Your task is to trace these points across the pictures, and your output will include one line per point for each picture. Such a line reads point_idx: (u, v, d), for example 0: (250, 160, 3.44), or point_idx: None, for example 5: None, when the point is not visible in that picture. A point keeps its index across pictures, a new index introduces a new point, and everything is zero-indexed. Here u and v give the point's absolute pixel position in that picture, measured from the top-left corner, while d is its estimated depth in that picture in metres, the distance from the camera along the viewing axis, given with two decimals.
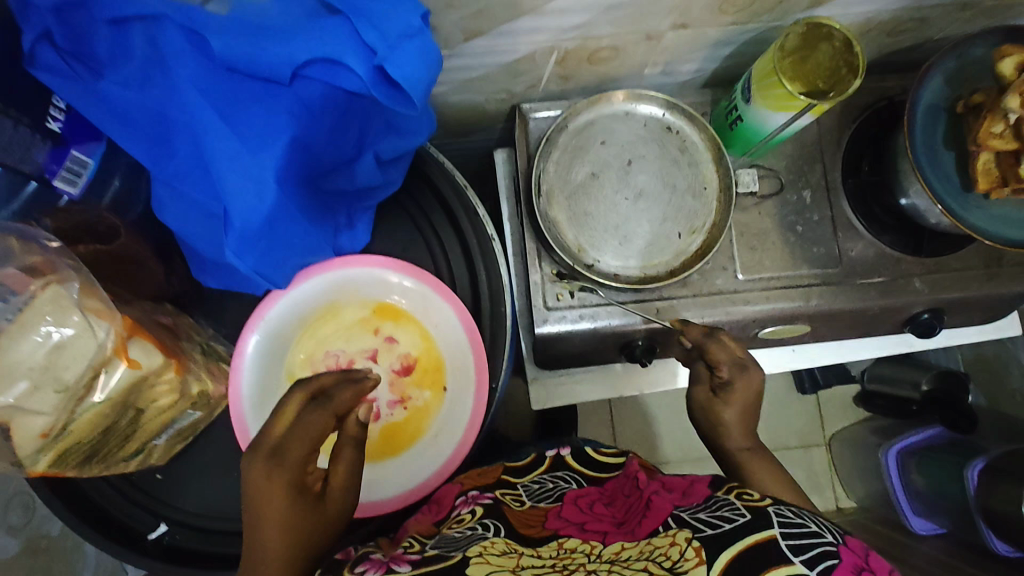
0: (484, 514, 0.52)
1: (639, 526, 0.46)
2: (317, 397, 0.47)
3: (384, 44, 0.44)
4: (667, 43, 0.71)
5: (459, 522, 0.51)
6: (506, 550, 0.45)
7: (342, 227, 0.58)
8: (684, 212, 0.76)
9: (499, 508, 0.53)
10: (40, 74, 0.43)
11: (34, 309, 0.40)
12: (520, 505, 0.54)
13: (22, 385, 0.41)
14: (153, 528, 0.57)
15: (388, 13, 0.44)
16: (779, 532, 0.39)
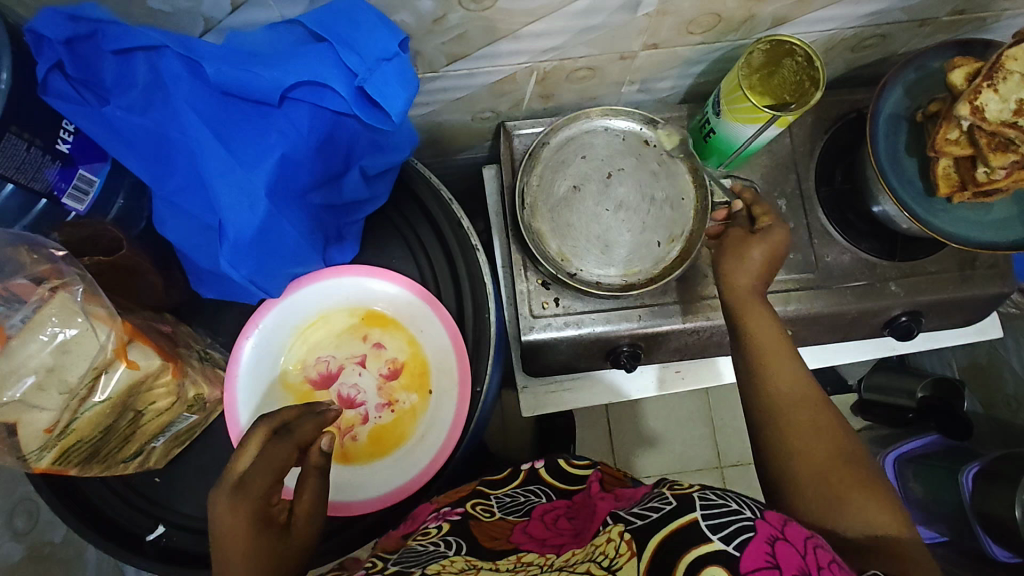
0: (450, 529, 0.53)
1: (586, 530, 0.50)
2: (279, 431, 0.50)
3: (364, 67, 0.48)
4: (640, 62, 0.75)
5: (424, 536, 0.53)
6: (464, 567, 0.47)
7: (332, 240, 0.61)
8: (663, 221, 0.79)
9: (467, 523, 0.55)
10: (52, 100, 0.47)
11: (41, 312, 0.44)
12: (489, 517, 0.56)
13: (28, 382, 0.44)
14: (151, 529, 0.59)
15: (365, 38, 0.48)
16: (700, 514, 0.42)
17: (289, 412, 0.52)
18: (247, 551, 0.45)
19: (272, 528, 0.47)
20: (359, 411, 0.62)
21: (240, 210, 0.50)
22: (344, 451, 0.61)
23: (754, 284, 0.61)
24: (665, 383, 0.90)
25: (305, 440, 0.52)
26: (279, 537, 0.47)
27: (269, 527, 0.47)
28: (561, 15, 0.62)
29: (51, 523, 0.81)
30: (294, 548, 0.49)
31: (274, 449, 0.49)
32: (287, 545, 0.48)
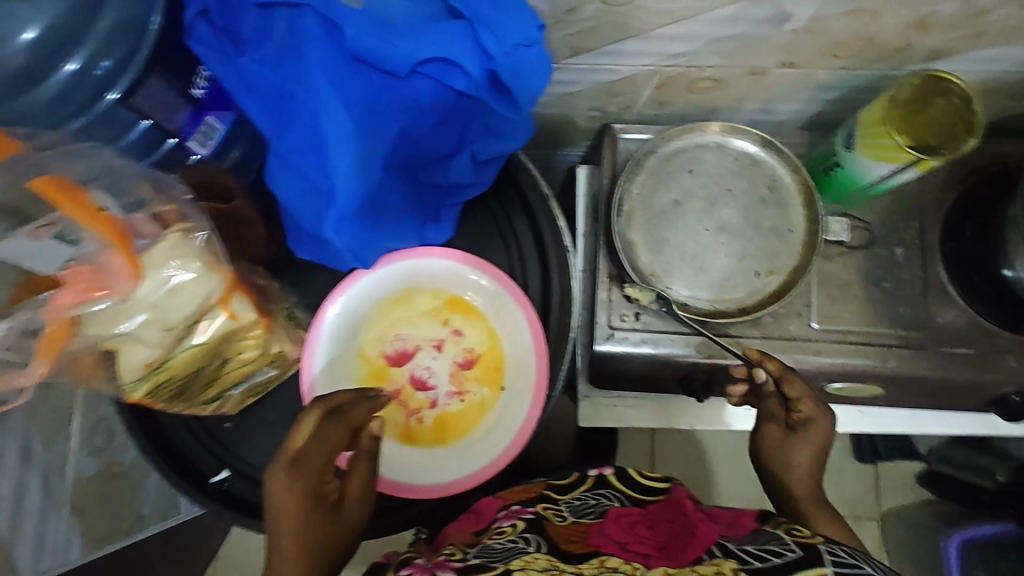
0: (525, 528, 0.54)
1: (683, 554, 0.46)
2: (334, 412, 0.51)
3: (501, 51, 0.47)
4: (770, 80, 0.71)
5: (500, 534, 0.54)
6: (547, 566, 0.46)
7: (429, 219, 0.61)
8: (765, 251, 0.74)
9: (541, 523, 0.55)
10: (195, 46, 0.48)
11: (159, 254, 0.44)
12: (562, 520, 0.55)
13: (139, 319, 0.44)
14: (216, 472, 0.61)
15: (507, 21, 0.47)
16: (831, 570, 0.39)
17: (343, 395, 0.52)
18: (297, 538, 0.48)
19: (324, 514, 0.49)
20: (429, 395, 0.61)
21: (355, 178, 0.50)
22: (408, 431, 0.60)
23: (811, 491, 0.61)
24: (731, 418, 0.85)
25: (358, 423, 0.52)
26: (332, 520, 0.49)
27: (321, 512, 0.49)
28: (701, 20, 0.59)
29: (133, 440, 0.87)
30: (343, 529, 0.51)
31: (324, 430, 0.50)
32: (338, 525, 0.50)
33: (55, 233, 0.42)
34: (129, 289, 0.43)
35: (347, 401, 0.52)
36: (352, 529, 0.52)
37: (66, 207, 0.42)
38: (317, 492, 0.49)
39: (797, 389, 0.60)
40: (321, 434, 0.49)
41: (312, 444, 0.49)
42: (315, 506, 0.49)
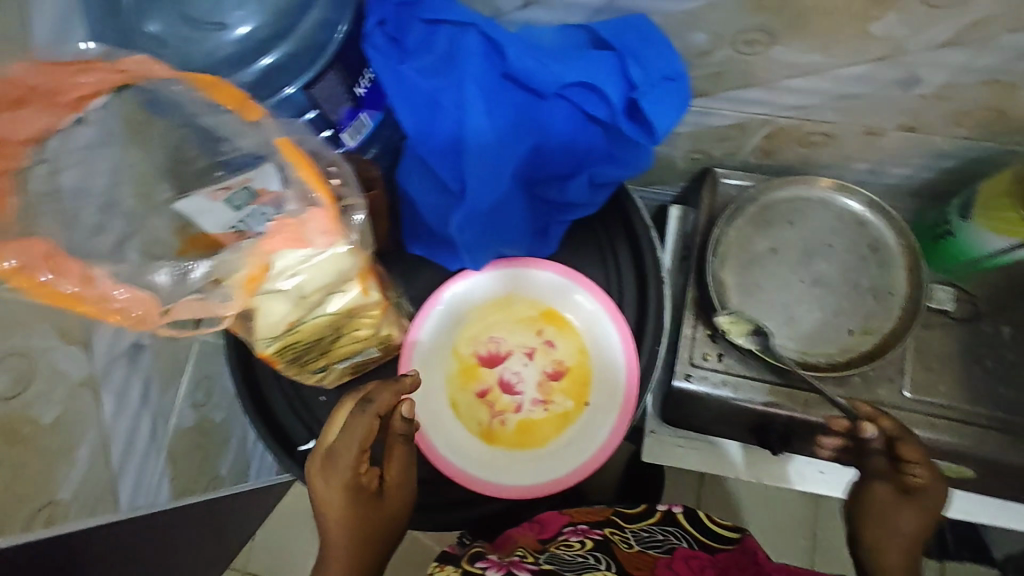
0: (594, 547, 0.58)
1: None
2: (362, 402, 0.51)
3: (646, 83, 0.51)
4: (886, 142, 0.71)
5: (570, 547, 0.58)
6: None
7: (538, 232, 0.64)
8: (862, 311, 0.73)
9: (610, 546, 0.59)
10: (366, 48, 0.53)
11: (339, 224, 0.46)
12: (629, 547, 0.59)
13: (296, 279, 0.45)
14: (305, 441, 0.65)
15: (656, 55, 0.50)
16: None
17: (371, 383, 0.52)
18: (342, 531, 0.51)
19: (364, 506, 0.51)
20: (515, 399, 0.63)
21: (486, 184, 0.56)
22: (490, 430, 0.62)
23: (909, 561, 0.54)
24: (800, 476, 0.83)
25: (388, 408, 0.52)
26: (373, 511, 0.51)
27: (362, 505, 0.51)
28: (829, 76, 0.61)
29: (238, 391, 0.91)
30: (388, 517, 0.53)
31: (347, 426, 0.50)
32: (381, 513, 0.52)
33: (228, 199, 0.43)
34: (328, 246, 0.45)
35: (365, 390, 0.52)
36: (395, 515, 0.54)
37: (294, 164, 0.44)
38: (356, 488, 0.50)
39: (916, 454, 0.56)
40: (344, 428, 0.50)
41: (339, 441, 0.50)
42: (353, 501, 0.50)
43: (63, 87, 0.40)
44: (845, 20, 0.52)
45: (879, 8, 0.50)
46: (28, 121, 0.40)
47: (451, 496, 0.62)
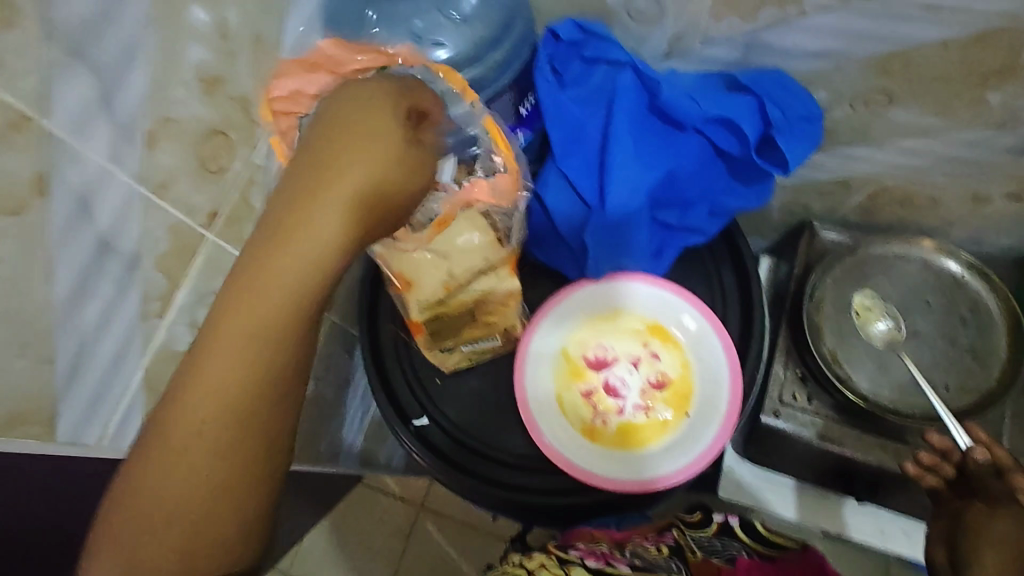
0: (669, 552, 0.65)
1: None
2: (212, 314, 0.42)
3: (784, 121, 0.60)
4: (990, 209, 0.75)
5: (647, 549, 0.65)
6: None
7: (653, 253, 0.70)
8: (959, 369, 0.75)
9: (681, 551, 0.65)
10: (535, 78, 0.64)
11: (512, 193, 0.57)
12: (695, 554, 0.65)
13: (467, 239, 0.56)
14: (418, 417, 0.70)
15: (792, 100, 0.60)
16: None
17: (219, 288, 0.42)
18: (187, 436, 0.42)
19: (208, 341, 0.41)
20: (618, 403, 0.68)
21: (622, 199, 0.64)
22: (593, 429, 0.67)
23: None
24: (884, 534, 0.86)
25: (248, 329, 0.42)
26: (236, 365, 0.41)
27: (216, 355, 0.41)
28: (944, 139, 0.66)
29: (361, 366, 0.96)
30: (225, 373, 0.41)
31: (311, 233, 0.40)
32: (247, 426, 0.42)
33: None
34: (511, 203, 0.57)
35: (351, 179, 0.41)
36: (241, 379, 0.41)
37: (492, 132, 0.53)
38: (223, 313, 0.41)
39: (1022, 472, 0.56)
40: (303, 237, 0.40)
41: (267, 258, 0.40)
42: (213, 329, 0.41)
43: (345, 60, 0.49)
44: (964, 88, 0.59)
45: (998, 79, 0.57)
46: (314, 82, 0.49)
47: (542, 481, 0.68)
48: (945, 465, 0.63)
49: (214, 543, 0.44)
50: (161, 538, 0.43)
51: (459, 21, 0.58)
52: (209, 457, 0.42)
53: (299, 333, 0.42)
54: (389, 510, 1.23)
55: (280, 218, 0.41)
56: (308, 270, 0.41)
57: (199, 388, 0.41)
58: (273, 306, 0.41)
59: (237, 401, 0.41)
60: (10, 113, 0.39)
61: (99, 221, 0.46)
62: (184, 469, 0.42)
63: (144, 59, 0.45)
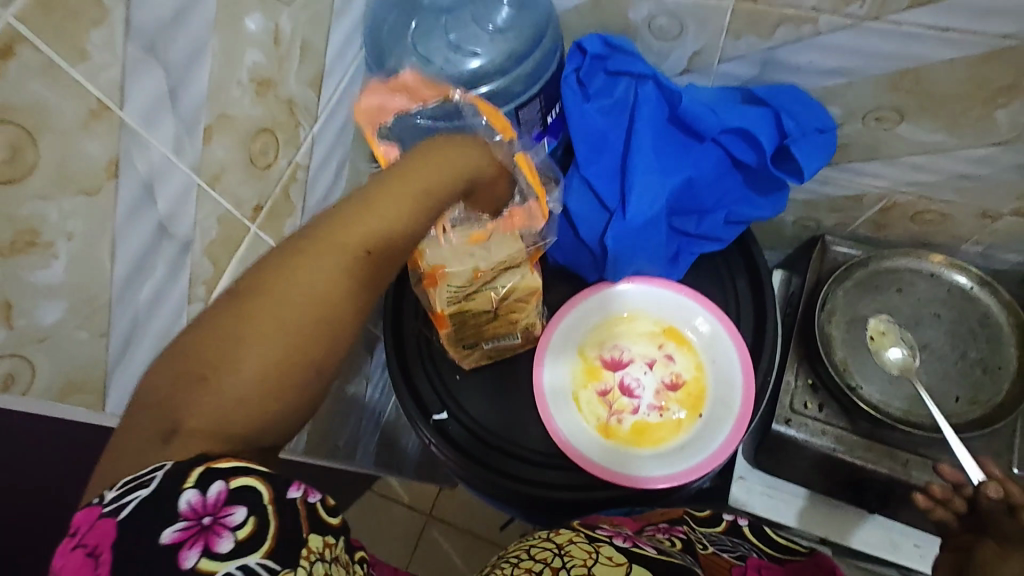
0: (682, 545, 0.63)
1: None
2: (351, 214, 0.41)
3: (797, 133, 0.63)
4: (999, 225, 0.77)
5: (663, 540, 0.63)
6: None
7: (669, 259, 0.73)
8: (969, 381, 0.77)
9: (692, 546, 0.64)
10: (562, 88, 0.67)
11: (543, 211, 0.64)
12: (705, 549, 0.64)
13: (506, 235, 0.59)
14: (438, 412, 0.72)
15: (805, 115, 0.64)
16: None
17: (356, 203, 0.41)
18: (272, 325, 0.38)
19: (319, 237, 0.40)
20: (633, 402, 0.69)
21: (643, 202, 0.66)
22: (608, 426, 0.69)
23: None
24: (896, 547, 0.84)
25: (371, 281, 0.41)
26: (345, 268, 0.40)
27: (330, 254, 0.39)
28: (953, 155, 0.69)
29: (378, 365, 0.99)
30: (325, 281, 0.39)
31: (442, 168, 0.45)
32: (328, 331, 0.39)
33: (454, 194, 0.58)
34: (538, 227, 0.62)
35: (457, 156, 0.46)
36: (344, 290, 0.40)
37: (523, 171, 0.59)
38: (349, 220, 0.40)
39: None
40: (436, 168, 0.45)
41: (406, 177, 0.43)
42: (331, 224, 0.40)
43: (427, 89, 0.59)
44: (973, 104, 0.62)
45: (1005, 96, 0.60)
46: (393, 101, 0.59)
47: (557, 477, 0.69)
48: (957, 499, 0.63)
49: (251, 441, 0.38)
50: (197, 419, 0.36)
51: (492, 33, 0.62)
52: (286, 342, 0.38)
53: (399, 256, 0.43)
54: (397, 519, 1.24)
55: (415, 160, 0.44)
56: (431, 195, 0.44)
57: (299, 279, 0.38)
58: (399, 214, 0.41)
59: (329, 316, 0.39)
60: (91, 101, 0.40)
61: (161, 205, 0.48)
62: (250, 344, 0.37)
63: (207, 60, 0.49)
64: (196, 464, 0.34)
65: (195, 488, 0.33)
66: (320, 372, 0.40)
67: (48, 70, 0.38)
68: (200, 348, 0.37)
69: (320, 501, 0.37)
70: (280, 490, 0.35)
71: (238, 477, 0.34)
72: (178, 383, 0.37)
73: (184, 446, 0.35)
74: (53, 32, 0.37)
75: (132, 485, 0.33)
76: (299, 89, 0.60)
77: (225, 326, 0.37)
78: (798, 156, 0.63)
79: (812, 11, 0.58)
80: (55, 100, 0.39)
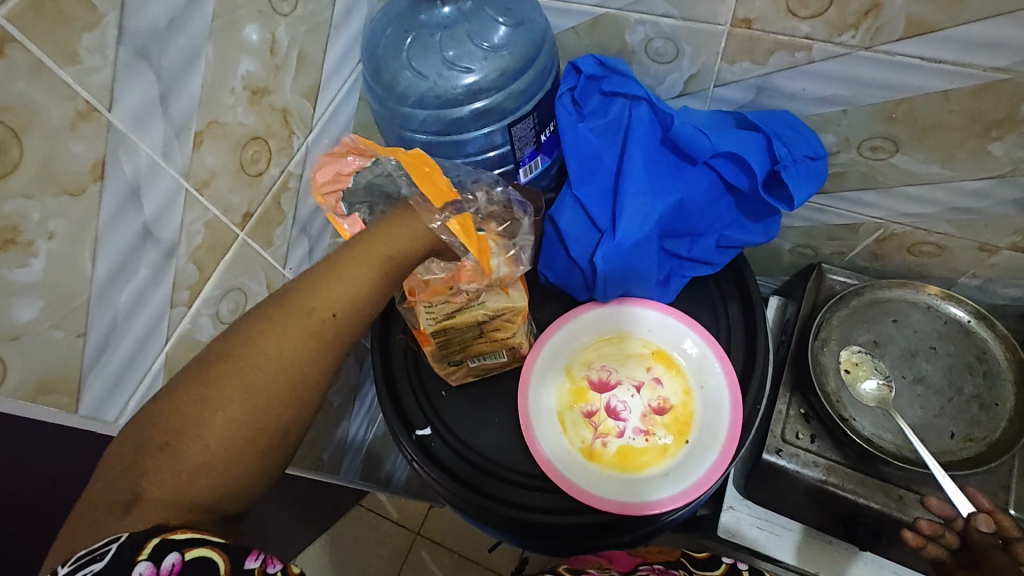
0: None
1: None
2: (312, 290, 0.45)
3: (789, 158, 0.63)
4: (998, 260, 0.76)
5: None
6: None
7: (659, 281, 0.73)
8: (965, 417, 0.75)
9: None
10: (556, 107, 0.68)
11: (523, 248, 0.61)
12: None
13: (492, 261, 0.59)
14: (422, 428, 0.71)
15: (796, 140, 0.64)
16: None
17: (315, 278, 0.46)
18: (235, 392, 0.42)
19: (285, 306, 0.44)
20: (619, 425, 0.68)
21: (634, 222, 0.66)
22: (593, 449, 0.67)
23: None
24: None
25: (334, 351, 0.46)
26: (307, 334, 0.44)
27: (296, 321, 0.44)
28: (949, 187, 0.69)
29: (369, 378, 0.98)
30: (290, 347, 0.43)
31: (406, 237, 0.49)
32: (289, 396, 0.43)
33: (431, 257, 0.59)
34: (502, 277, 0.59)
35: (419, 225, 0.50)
36: (306, 356, 0.44)
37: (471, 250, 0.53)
38: (316, 289, 0.45)
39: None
40: (399, 237, 0.49)
41: (367, 247, 0.47)
42: (296, 294, 0.45)
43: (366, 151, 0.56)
44: (967, 137, 0.62)
45: (998, 130, 0.60)
46: (347, 163, 0.57)
47: (542, 499, 0.67)
48: (947, 533, 0.64)
49: (213, 508, 0.41)
50: (157, 488, 0.39)
51: (487, 50, 0.64)
52: (247, 410, 0.42)
53: (365, 326, 0.48)
54: (384, 536, 1.22)
55: (377, 234, 0.48)
56: (393, 262, 0.48)
57: (265, 345, 0.43)
58: (360, 282, 0.46)
59: (290, 383, 0.43)
60: (79, 103, 0.41)
61: (146, 209, 0.48)
62: (214, 413, 0.41)
63: (201, 67, 0.49)
64: (154, 535, 0.37)
65: (148, 560, 0.35)
66: (282, 435, 0.44)
67: (37, 71, 0.38)
68: (165, 417, 0.41)
69: (280, 569, 0.39)
70: (236, 558, 0.38)
71: (193, 548, 0.37)
72: (143, 454, 0.40)
73: (143, 516, 0.38)
74: (44, 34, 0.38)
75: (86, 559, 0.36)
76: (294, 99, 0.60)
77: (191, 395, 0.41)
78: (790, 180, 0.62)
79: (807, 39, 0.59)
80: (42, 100, 0.39)
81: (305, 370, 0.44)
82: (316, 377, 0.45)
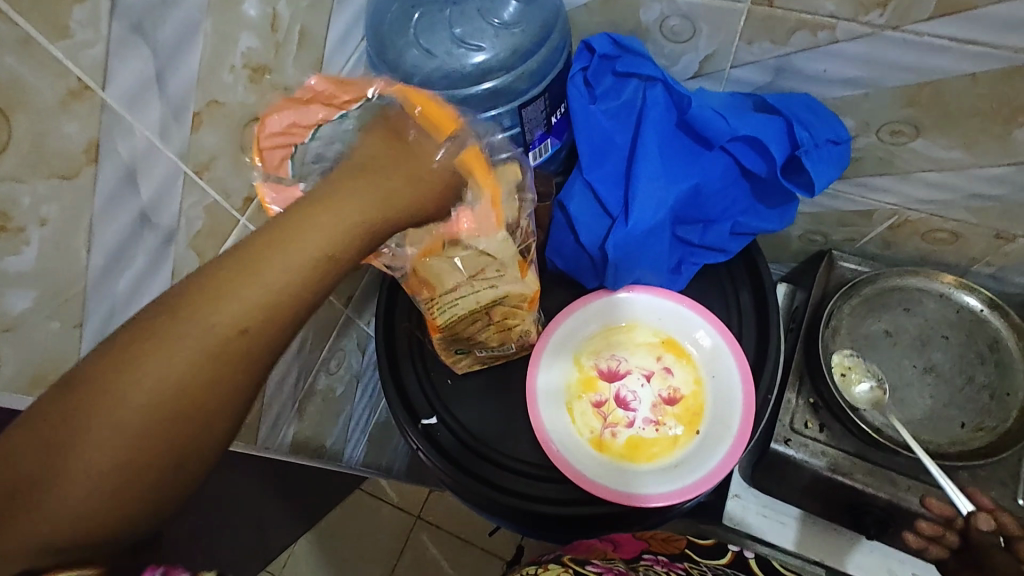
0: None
1: None
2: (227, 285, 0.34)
3: (810, 143, 0.61)
4: (1013, 248, 0.75)
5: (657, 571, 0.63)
6: None
7: (670, 268, 0.71)
8: (975, 406, 0.75)
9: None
10: (569, 89, 0.66)
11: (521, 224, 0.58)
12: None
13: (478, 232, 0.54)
14: (427, 417, 0.70)
15: (816, 124, 0.62)
16: None
17: (231, 267, 0.35)
18: (115, 420, 0.32)
19: (190, 304, 0.34)
20: (628, 415, 0.67)
21: (646, 208, 0.64)
22: (602, 439, 0.66)
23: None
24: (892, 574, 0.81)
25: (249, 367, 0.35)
26: (215, 342, 0.34)
27: (201, 324, 0.34)
28: (971, 173, 0.67)
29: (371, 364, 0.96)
30: (183, 364, 0.33)
31: (348, 219, 0.38)
32: (184, 423, 0.34)
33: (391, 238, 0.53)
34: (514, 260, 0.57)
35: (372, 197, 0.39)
36: (206, 376, 0.34)
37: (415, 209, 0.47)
38: (232, 283, 0.34)
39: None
40: (338, 219, 0.37)
41: (293, 232, 0.36)
42: (201, 293, 0.34)
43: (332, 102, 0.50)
44: (991, 121, 0.60)
45: None
46: (310, 114, 0.50)
47: (550, 491, 0.66)
48: (947, 532, 0.66)
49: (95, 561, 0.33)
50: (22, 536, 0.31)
51: (498, 27, 0.61)
52: (128, 444, 0.32)
53: (292, 332, 0.37)
54: (386, 520, 1.22)
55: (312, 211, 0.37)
56: (333, 254, 0.37)
57: (151, 363, 0.33)
58: (286, 276, 0.35)
59: (189, 405, 0.34)
60: (71, 81, 0.38)
61: (144, 194, 0.46)
62: (92, 444, 0.32)
63: (199, 43, 0.47)
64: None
65: None
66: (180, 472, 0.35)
67: (26, 46, 0.36)
68: (32, 445, 0.32)
69: None
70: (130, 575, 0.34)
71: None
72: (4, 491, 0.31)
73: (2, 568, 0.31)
74: (32, 5, 0.35)
75: None
76: (296, 77, 0.58)
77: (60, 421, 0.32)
78: (811, 166, 0.61)
79: (831, 17, 0.56)
80: (32, 77, 0.36)
81: (211, 393, 0.34)
82: (226, 400, 0.35)
